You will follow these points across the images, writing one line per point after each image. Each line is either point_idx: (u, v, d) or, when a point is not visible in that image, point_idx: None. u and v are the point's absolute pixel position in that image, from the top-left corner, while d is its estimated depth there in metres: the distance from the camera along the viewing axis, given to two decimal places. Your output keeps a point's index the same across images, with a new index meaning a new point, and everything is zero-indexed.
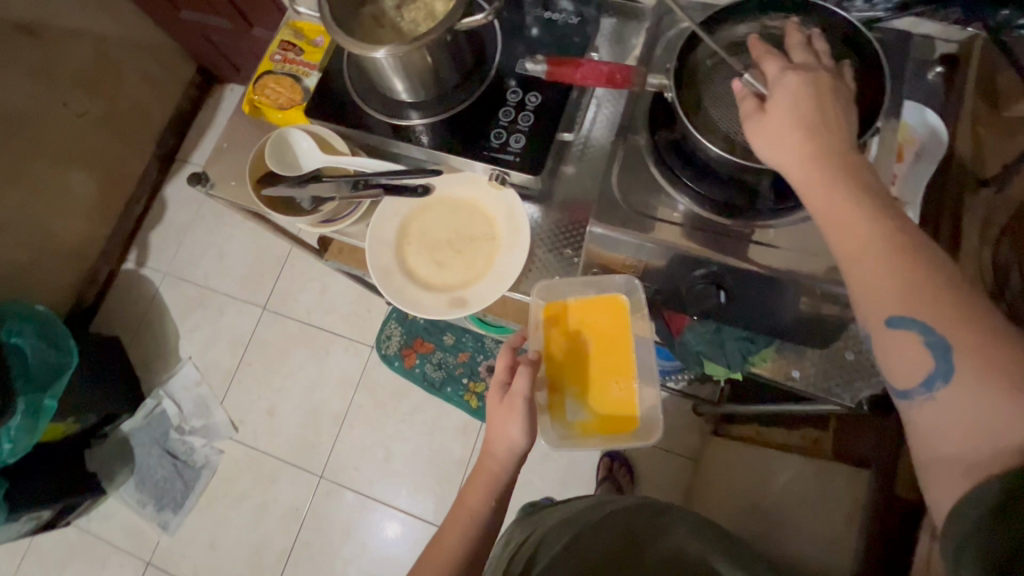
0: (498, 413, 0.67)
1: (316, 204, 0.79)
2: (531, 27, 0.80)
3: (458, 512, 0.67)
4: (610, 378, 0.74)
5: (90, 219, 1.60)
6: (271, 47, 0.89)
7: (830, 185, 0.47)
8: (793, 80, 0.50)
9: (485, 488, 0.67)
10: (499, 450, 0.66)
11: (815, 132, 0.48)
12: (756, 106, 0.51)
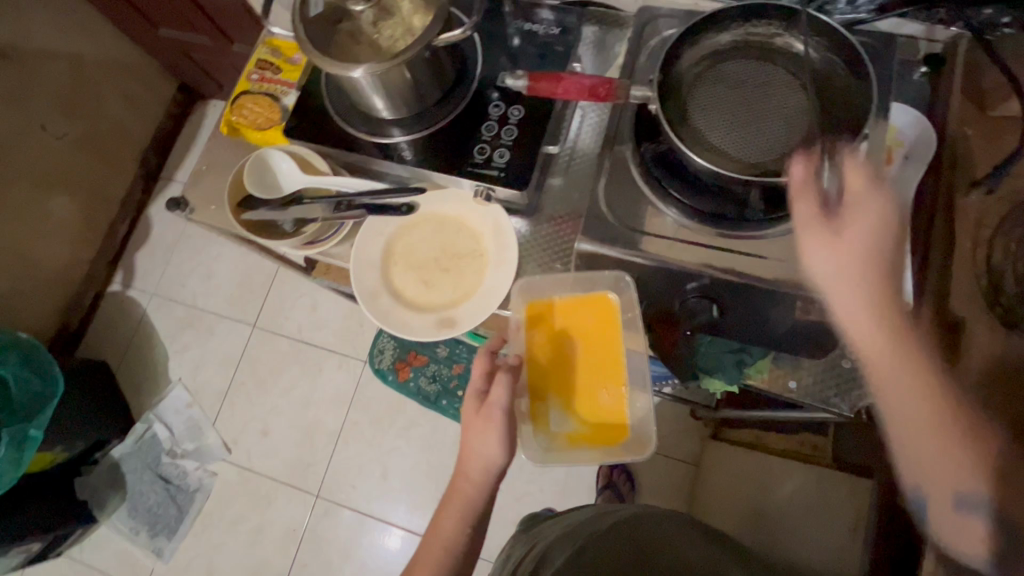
0: (474, 428, 0.66)
1: (299, 226, 0.78)
2: (512, 38, 0.78)
3: (433, 540, 0.67)
4: (595, 388, 0.74)
5: (73, 242, 1.57)
6: (248, 66, 0.87)
7: (872, 321, 0.49)
8: (871, 205, 0.49)
9: (460, 516, 0.66)
10: (473, 467, 0.66)
11: (869, 268, 0.49)
12: (825, 218, 0.50)
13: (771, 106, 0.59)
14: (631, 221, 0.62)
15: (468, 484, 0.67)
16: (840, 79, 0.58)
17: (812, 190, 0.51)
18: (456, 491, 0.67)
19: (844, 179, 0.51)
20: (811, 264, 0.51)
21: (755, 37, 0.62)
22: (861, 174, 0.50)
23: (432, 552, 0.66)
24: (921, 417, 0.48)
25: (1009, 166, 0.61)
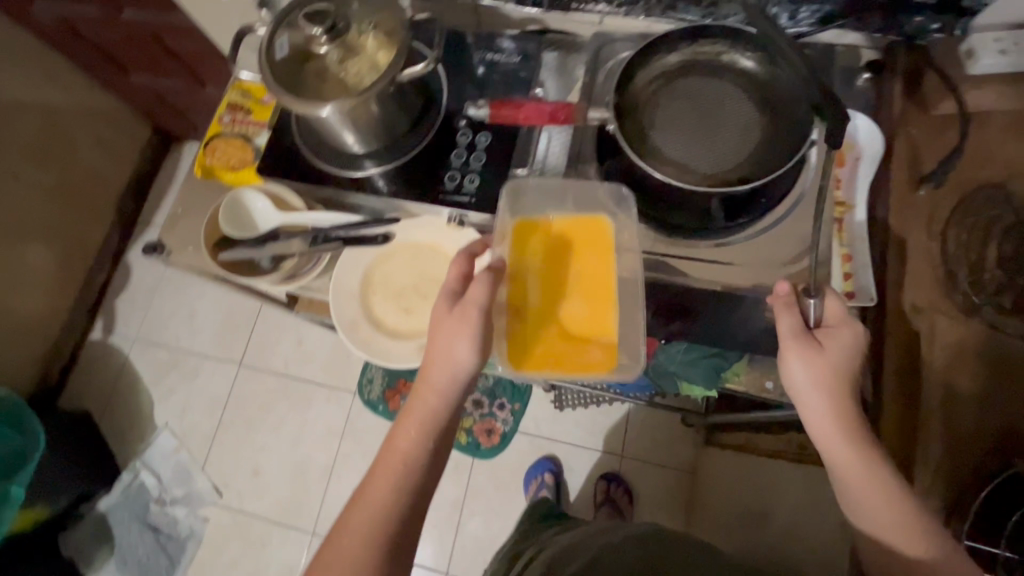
0: (446, 331, 0.60)
1: (276, 262, 0.80)
2: (475, 67, 0.81)
3: (388, 461, 0.60)
4: (580, 301, 0.62)
5: (51, 292, 1.56)
6: (219, 109, 0.88)
7: (841, 425, 0.56)
8: (849, 333, 0.56)
9: (420, 432, 0.60)
10: (439, 374, 0.60)
11: (839, 385, 0.56)
12: (811, 341, 0.57)
13: (723, 120, 0.62)
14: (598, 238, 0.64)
15: (429, 393, 0.61)
16: (786, 91, 0.62)
17: (799, 311, 0.57)
18: (413, 408, 0.61)
19: (826, 307, 0.58)
20: (789, 370, 0.57)
21: (703, 55, 0.65)
22: (838, 305, 0.58)
23: (389, 470, 0.59)
24: (892, 520, 0.54)
25: (952, 161, 0.64)
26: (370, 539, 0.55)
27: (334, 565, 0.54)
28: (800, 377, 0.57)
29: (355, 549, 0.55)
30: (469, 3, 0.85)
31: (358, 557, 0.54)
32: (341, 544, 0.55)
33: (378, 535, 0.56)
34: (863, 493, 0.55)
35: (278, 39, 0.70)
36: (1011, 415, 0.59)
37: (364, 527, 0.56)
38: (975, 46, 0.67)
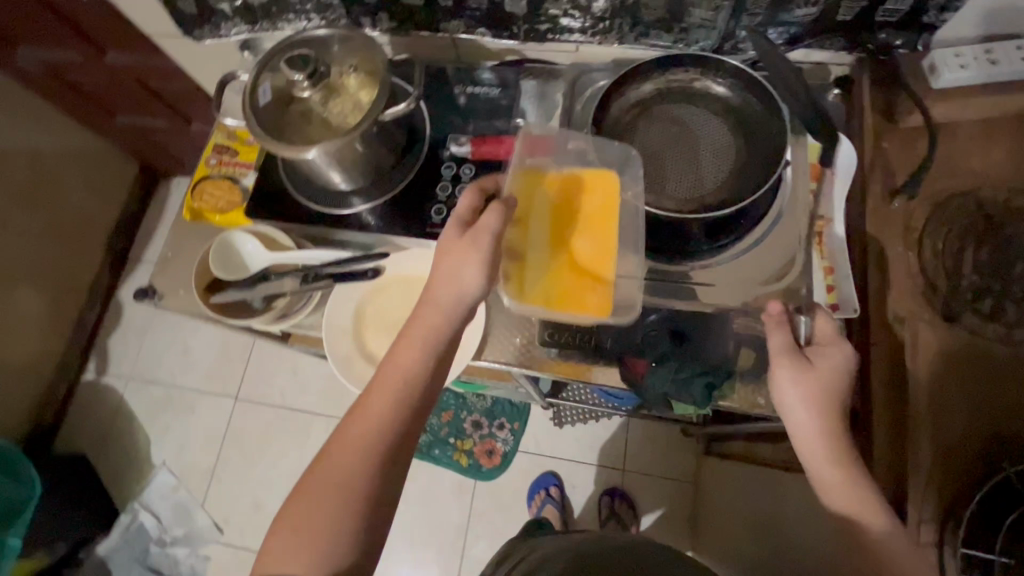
0: (455, 251, 0.58)
1: (268, 302, 0.80)
2: (457, 100, 0.83)
3: (386, 377, 0.57)
4: (586, 240, 0.60)
5: (42, 335, 1.55)
6: (205, 152, 0.89)
7: (831, 437, 0.57)
8: (839, 351, 0.58)
9: (420, 351, 0.58)
10: (443, 291, 0.58)
11: (828, 400, 0.57)
12: (801, 358, 0.59)
13: (697, 146, 0.64)
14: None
15: (433, 309, 0.58)
16: (757, 115, 0.64)
17: (788, 329, 0.60)
18: (415, 323, 0.58)
19: (814, 327, 0.61)
20: (781, 387, 0.59)
21: (675, 83, 0.67)
22: (827, 325, 0.61)
23: (387, 387, 0.57)
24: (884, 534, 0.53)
25: (923, 173, 0.66)
26: (365, 456, 0.55)
27: (327, 478, 0.54)
28: (793, 394, 0.58)
29: (348, 465, 0.54)
30: (448, 37, 0.87)
31: (353, 473, 0.54)
32: (335, 458, 0.55)
33: (373, 453, 0.55)
34: (852, 504, 0.55)
35: (261, 86, 0.71)
36: (995, 420, 0.59)
37: (357, 443, 0.55)
38: (937, 60, 0.69)
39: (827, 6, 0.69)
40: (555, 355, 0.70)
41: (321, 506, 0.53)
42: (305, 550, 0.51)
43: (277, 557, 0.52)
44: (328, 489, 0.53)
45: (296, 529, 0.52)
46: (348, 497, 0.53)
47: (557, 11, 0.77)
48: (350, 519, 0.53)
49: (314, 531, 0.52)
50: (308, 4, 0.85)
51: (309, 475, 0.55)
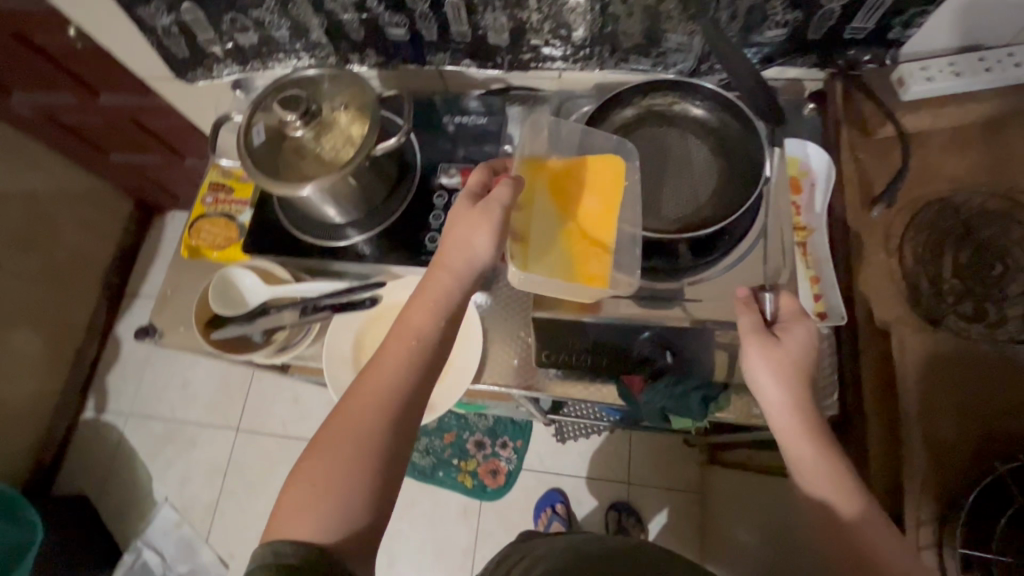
0: (468, 218, 0.59)
1: (268, 335, 0.82)
2: (445, 129, 0.85)
3: (399, 339, 0.56)
4: (589, 218, 0.61)
5: (40, 374, 1.55)
6: (201, 190, 0.91)
7: (799, 414, 0.57)
8: (803, 329, 0.58)
9: (434, 315, 0.57)
10: (455, 257, 0.58)
11: (797, 377, 0.57)
12: (768, 337, 0.58)
13: (679, 167, 0.67)
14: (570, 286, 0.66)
15: (444, 274, 0.58)
16: (735, 135, 0.67)
17: (755, 310, 0.60)
18: (427, 288, 0.58)
19: (779, 304, 0.61)
20: (751, 365, 0.58)
21: (656, 107, 0.70)
22: (791, 303, 0.60)
23: (401, 350, 0.56)
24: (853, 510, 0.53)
25: (898, 182, 0.68)
26: (378, 416, 0.53)
27: (339, 438, 0.51)
28: (762, 371, 0.57)
29: (361, 425, 0.52)
30: (435, 69, 0.90)
31: (367, 434, 0.52)
32: (347, 418, 0.53)
33: (387, 414, 0.53)
34: (819, 478, 0.55)
35: (255, 126, 0.73)
36: (986, 420, 0.60)
37: (370, 404, 0.53)
38: (902, 74, 0.72)
39: (796, 27, 0.72)
40: (554, 377, 0.76)
41: (333, 466, 0.50)
42: (315, 512, 0.49)
43: (285, 520, 0.49)
44: (339, 449, 0.51)
45: (305, 490, 0.49)
46: (361, 457, 0.51)
47: (539, 41, 0.80)
48: (359, 481, 0.50)
49: (326, 491, 0.49)
50: (298, 43, 0.88)
51: (318, 437, 0.53)
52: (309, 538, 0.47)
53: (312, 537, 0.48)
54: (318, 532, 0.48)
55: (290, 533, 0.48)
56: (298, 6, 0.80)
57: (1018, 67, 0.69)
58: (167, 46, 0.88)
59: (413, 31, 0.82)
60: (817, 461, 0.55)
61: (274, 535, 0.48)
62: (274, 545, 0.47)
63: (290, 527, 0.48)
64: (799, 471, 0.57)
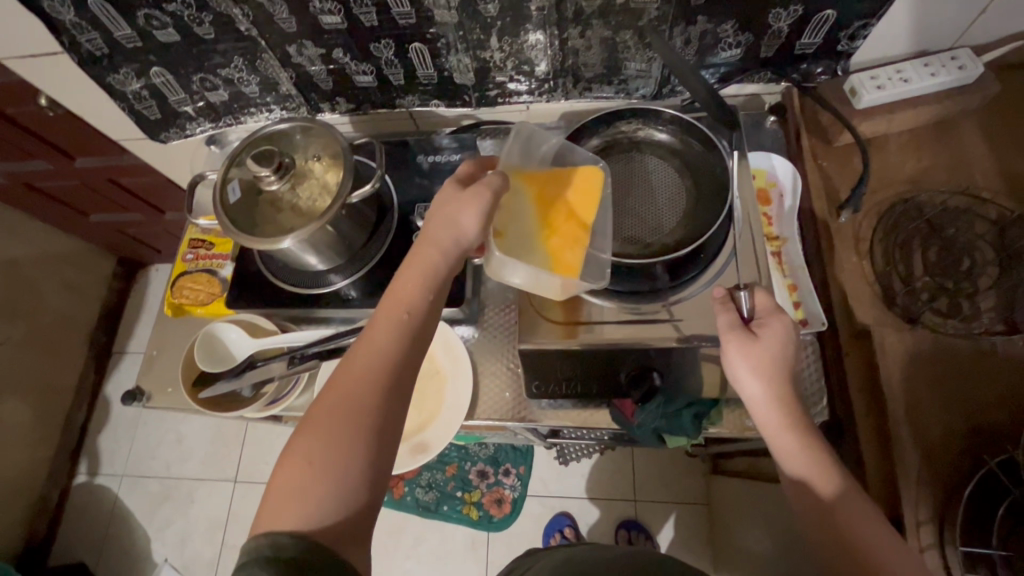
0: (455, 198, 0.56)
1: (258, 388, 0.81)
2: (420, 169, 0.86)
3: (386, 315, 0.53)
4: (568, 216, 0.61)
5: (29, 444, 1.51)
6: (182, 247, 0.92)
7: (784, 409, 0.57)
8: (779, 322, 0.58)
9: (421, 288, 0.54)
10: (441, 232, 0.55)
11: (777, 371, 0.57)
12: (746, 335, 0.58)
13: (650, 190, 0.68)
14: (549, 318, 0.67)
15: (429, 251, 0.55)
16: (699, 154, 0.69)
17: (733, 309, 0.60)
18: (411, 265, 0.55)
19: (756, 302, 0.61)
20: (733, 361, 0.58)
21: (622, 135, 0.72)
22: (767, 299, 0.60)
23: (389, 326, 0.53)
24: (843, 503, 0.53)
25: (862, 189, 0.71)
26: (369, 396, 0.49)
27: (328, 421, 0.48)
28: (741, 367, 0.57)
29: (350, 406, 0.49)
30: (405, 111, 0.92)
31: (358, 415, 0.49)
32: (335, 400, 0.49)
33: (377, 393, 0.50)
34: (807, 472, 0.55)
35: (229, 184, 0.74)
36: (971, 414, 0.61)
37: (358, 384, 0.50)
38: (853, 85, 0.74)
39: (749, 46, 0.75)
40: (546, 406, 0.76)
41: (323, 451, 0.47)
42: (307, 500, 0.46)
43: (276, 511, 0.46)
44: (329, 432, 0.48)
45: (296, 477, 0.46)
46: (353, 438, 0.48)
47: (503, 77, 0.82)
48: (352, 465, 0.47)
49: (318, 477, 0.46)
50: (268, 96, 0.89)
51: (305, 422, 0.49)
52: (303, 528, 0.45)
53: (305, 527, 0.45)
54: (311, 521, 0.45)
55: (283, 524, 0.45)
56: (266, 62, 0.82)
57: (961, 69, 0.71)
58: (138, 110, 0.89)
59: (381, 77, 0.84)
60: (806, 457, 0.55)
61: (266, 528, 0.45)
62: (268, 541, 0.44)
63: (281, 517, 0.45)
64: (787, 463, 0.57)
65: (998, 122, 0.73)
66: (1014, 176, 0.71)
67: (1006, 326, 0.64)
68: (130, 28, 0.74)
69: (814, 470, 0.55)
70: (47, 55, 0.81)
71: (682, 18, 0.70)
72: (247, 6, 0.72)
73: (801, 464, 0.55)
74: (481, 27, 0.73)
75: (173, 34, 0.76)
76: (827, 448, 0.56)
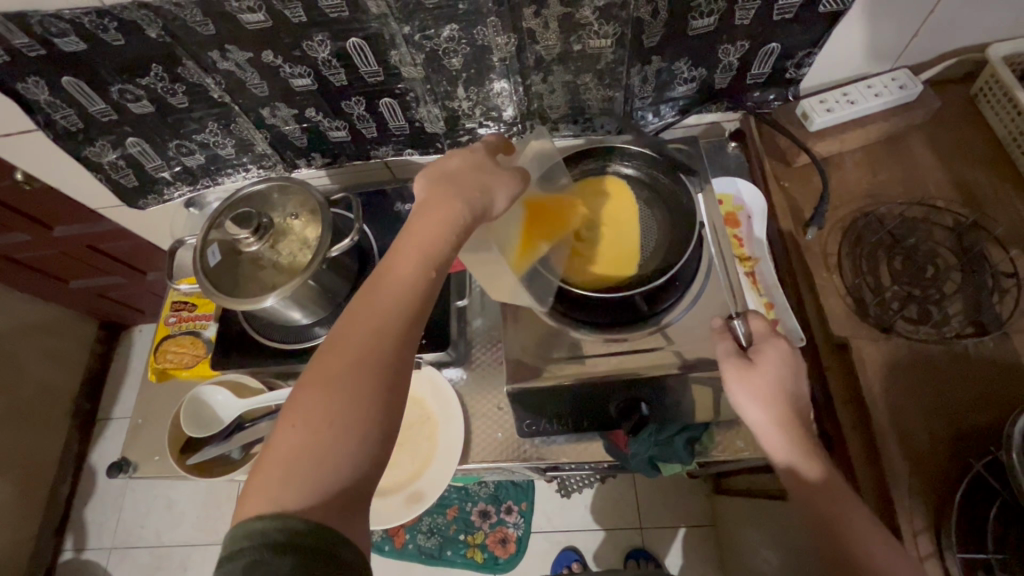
0: (490, 166, 0.56)
1: (247, 449, 0.81)
2: (400, 218, 0.89)
3: (392, 273, 0.50)
4: (549, 236, 0.64)
5: (12, 525, 1.45)
6: (164, 310, 0.92)
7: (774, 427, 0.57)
8: (775, 347, 0.59)
9: (430, 243, 0.51)
10: (470, 188, 0.53)
11: (776, 394, 0.57)
12: (743, 362, 0.59)
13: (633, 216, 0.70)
14: (546, 356, 0.68)
15: (460, 206, 0.52)
16: (666, 183, 0.71)
17: (729, 337, 0.62)
18: (428, 226, 0.51)
19: (751, 327, 0.62)
20: (733, 387, 0.58)
21: (589, 171, 0.74)
22: (754, 324, 0.61)
23: (397, 284, 0.50)
24: (845, 513, 0.53)
25: (824, 206, 0.73)
26: (379, 357, 0.47)
27: (337, 382, 0.45)
28: (740, 393, 0.58)
29: (360, 368, 0.46)
30: (380, 161, 0.94)
31: (367, 378, 0.46)
32: (341, 361, 0.46)
33: (385, 355, 0.47)
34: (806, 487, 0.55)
35: (209, 247, 0.74)
36: (952, 417, 0.63)
37: (368, 345, 0.47)
38: (804, 109, 0.78)
39: (703, 80, 0.79)
40: (540, 444, 0.76)
41: (330, 416, 0.44)
42: (318, 466, 0.43)
43: (277, 487, 0.42)
44: (341, 392, 0.45)
45: (301, 445, 0.43)
46: (362, 400, 0.45)
47: (473, 124, 0.85)
48: (366, 428, 0.45)
49: (325, 445, 0.43)
50: (244, 157, 0.91)
51: (306, 385, 0.46)
52: (310, 505, 0.41)
53: (311, 502, 0.42)
54: (319, 497, 0.42)
55: (285, 501, 0.41)
56: (240, 125, 0.84)
57: (901, 89, 0.76)
58: (114, 180, 0.89)
59: (354, 132, 0.86)
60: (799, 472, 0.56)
61: (267, 506, 0.41)
62: (276, 526, 0.40)
63: (284, 491, 0.41)
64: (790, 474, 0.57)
65: (941, 137, 0.78)
66: (963, 185, 0.75)
67: (975, 328, 0.66)
68: (105, 103, 0.76)
69: (816, 479, 0.55)
70: (21, 134, 0.82)
71: (636, 59, 0.74)
72: (219, 74, 0.74)
73: (796, 478, 0.56)
74: (447, 80, 0.76)
75: (147, 106, 0.78)
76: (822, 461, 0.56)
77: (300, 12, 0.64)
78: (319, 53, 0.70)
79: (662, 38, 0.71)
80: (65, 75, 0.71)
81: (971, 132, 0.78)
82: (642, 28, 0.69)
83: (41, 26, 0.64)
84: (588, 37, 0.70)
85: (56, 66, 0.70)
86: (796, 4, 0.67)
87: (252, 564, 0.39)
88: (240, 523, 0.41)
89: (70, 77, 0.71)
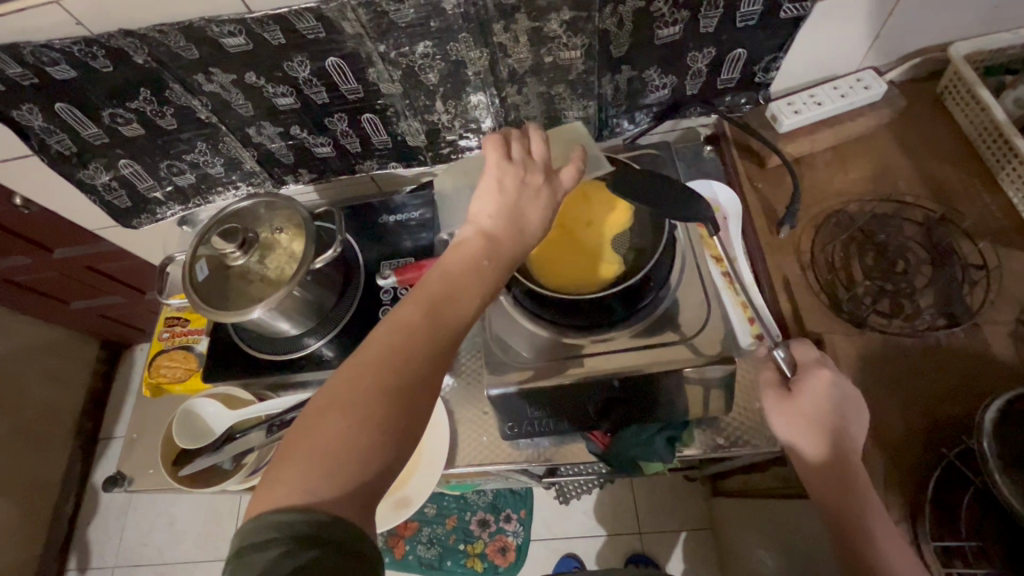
0: (532, 185, 0.56)
1: (238, 460, 0.83)
2: (386, 229, 0.91)
3: (453, 279, 0.51)
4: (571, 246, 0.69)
5: (16, 546, 1.46)
6: (158, 326, 0.94)
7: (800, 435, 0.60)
8: (815, 380, 0.60)
9: (491, 263, 0.52)
10: (530, 208, 0.55)
11: (819, 421, 0.59)
12: (783, 393, 0.62)
13: (620, 230, 0.70)
14: (513, 355, 0.70)
15: (530, 243, 0.56)
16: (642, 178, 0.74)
17: (775, 369, 0.65)
18: (498, 257, 0.53)
19: (795, 355, 0.63)
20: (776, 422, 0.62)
21: None
22: (804, 353, 0.63)
23: (443, 287, 0.50)
24: (873, 518, 0.55)
25: (795, 206, 0.75)
26: (423, 357, 0.46)
27: (390, 377, 0.44)
28: (779, 423, 0.61)
29: (394, 368, 0.45)
30: (365, 175, 0.96)
31: (409, 375, 0.45)
32: (395, 357, 0.45)
33: (436, 357, 0.47)
34: (833, 493, 0.57)
35: (197, 263, 0.76)
36: (928, 410, 0.63)
37: (407, 345, 0.46)
38: (773, 111, 0.80)
39: (675, 87, 0.81)
40: (524, 446, 0.78)
41: (377, 411, 0.43)
42: (341, 459, 0.41)
43: (296, 479, 0.40)
44: (375, 388, 0.44)
45: (346, 436, 0.42)
46: (394, 397, 0.44)
47: (454, 136, 0.87)
48: (393, 427, 0.43)
49: (358, 438, 0.42)
50: (234, 175, 0.93)
51: (357, 375, 0.44)
52: (346, 496, 0.40)
53: (331, 496, 0.40)
54: (355, 490, 0.41)
55: (322, 492, 0.40)
56: (228, 145, 0.86)
57: (868, 89, 0.79)
58: (108, 202, 0.92)
59: (339, 147, 0.89)
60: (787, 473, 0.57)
61: (292, 497, 0.40)
62: (303, 518, 0.39)
63: (324, 481, 0.40)
64: (818, 483, 0.58)
65: (909, 134, 0.80)
66: (933, 181, 0.76)
67: (946, 320, 0.67)
68: (97, 127, 0.79)
69: (823, 467, 0.58)
70: (18, 159, 0.85)
71: (607, 68, 0.76)
72: (205, 96, 0.77)
73: (811, 474, 0.59)
74: (426, 95, 0.79)
75: (137, 128, 0.81)
76: (856, 469, 0.57)
77: (279, 35, 0.67)
78: (300, 73, 0.73)
79: (630, 48, 0.73)
80: (58, 102, 0.74)
81: (939, 129, 0.79)
82: (610, 39, 0.71)
83: (34, 56, 0.67)
84: (558, 49, 0.72)
85: (49, 93, 0.73)
86: (757, 11, 0.69)
87: (283, 555, 0.37)
88: (261, 512, 0.40)
89: (63, 103, 0.74)
